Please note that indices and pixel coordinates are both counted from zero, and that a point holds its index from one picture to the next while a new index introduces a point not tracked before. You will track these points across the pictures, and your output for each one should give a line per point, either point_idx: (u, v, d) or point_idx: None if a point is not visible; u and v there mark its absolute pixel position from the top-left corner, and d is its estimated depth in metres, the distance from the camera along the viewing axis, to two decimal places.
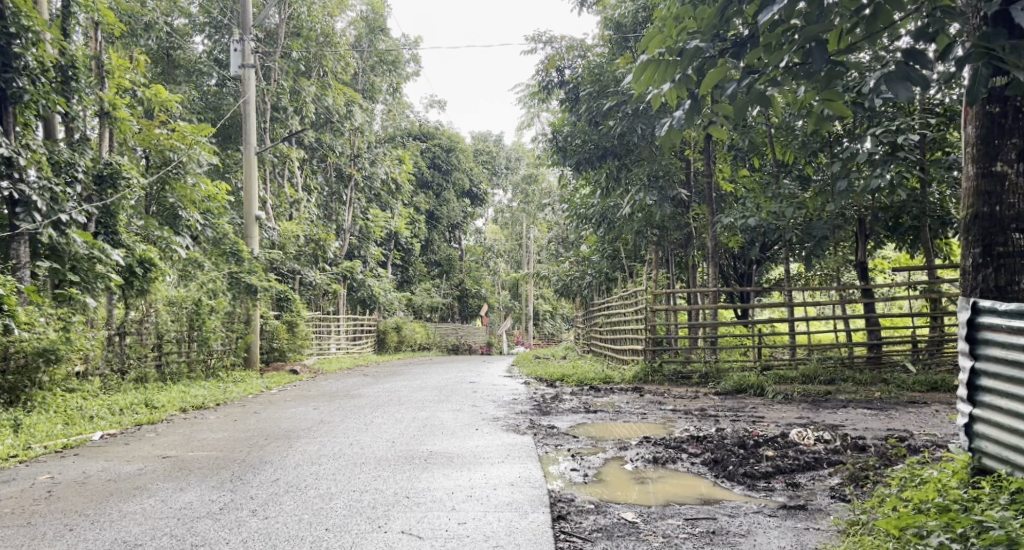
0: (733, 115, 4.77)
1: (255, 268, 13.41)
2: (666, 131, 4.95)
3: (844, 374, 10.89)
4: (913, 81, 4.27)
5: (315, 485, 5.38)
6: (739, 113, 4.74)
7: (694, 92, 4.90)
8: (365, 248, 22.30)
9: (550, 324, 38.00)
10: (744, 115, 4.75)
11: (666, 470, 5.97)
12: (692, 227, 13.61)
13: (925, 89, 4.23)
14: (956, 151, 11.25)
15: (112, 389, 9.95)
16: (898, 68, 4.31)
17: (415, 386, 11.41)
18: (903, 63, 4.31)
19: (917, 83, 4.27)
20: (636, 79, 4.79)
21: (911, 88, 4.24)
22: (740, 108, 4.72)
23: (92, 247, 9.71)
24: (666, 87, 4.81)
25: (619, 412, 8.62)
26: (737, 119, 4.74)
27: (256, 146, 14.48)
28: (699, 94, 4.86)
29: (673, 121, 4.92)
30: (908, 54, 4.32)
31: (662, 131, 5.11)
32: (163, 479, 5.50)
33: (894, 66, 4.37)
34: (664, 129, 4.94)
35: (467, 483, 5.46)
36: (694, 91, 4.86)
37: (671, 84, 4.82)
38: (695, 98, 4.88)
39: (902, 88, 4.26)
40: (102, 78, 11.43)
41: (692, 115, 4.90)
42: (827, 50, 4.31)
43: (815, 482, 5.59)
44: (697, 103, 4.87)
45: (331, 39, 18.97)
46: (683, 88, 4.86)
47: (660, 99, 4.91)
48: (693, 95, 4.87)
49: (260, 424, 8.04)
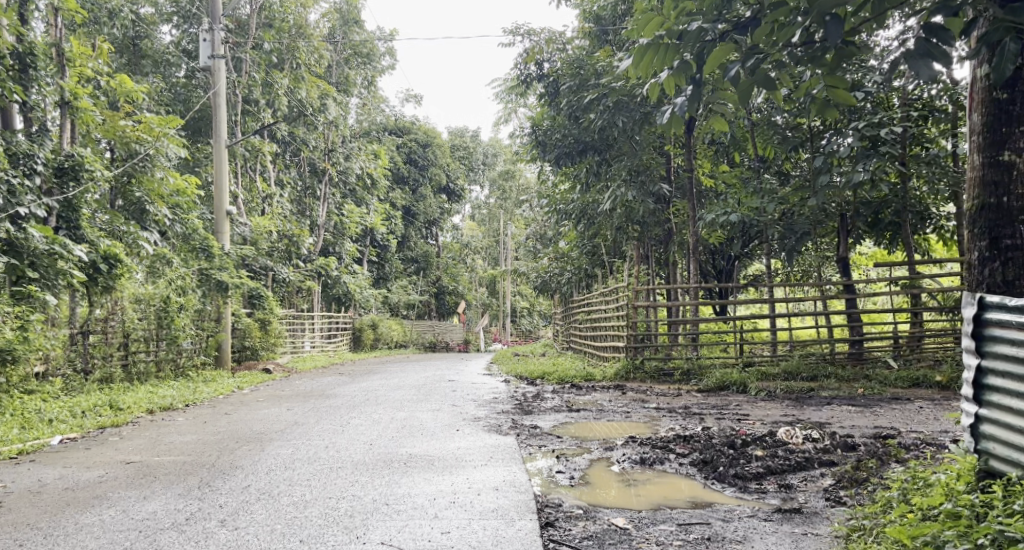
0: (737, 96, 4.58)
1: (226, 265, 13.07)
2: (666, 119, 4.77)
3: (827, 370, 10.75)
4: (935, 58, 4.15)
5: (288, 492, 5.11)
6: (744, 94, 4.56)
7: (696, 78, 4.72)
8: (340, 244, 21.92)
9: (528, 321, 37.77)
10: (749, 97, 4.56)
11: (655, 472, 5.77)
12: (672, 223, 13.44)
13: (947, 67, 4.12)
14: (936, 147, 11.19)
15: (74, 390, 9.58)
16: (918, 45, 4.18)
17: (391, 385, 11.13)
18: (923, 40, 4.18)
19: (939, 60, 4.15)
20: (633, 66, 4.66)
21: (933, 66, 4.13)
22: (745, 89, 4.54)
23: (53, 242, 9.36)
24: (666, 75, 4.69)
25: (602, 411, 8.41)
26: (741, 101, 4.56)
27: (227, 138, 14.08)
28: (701, 79, 4.66)
29: (674, 108, 4.73)
30: (928, 29, 4.18)
31: (663, 118, 4.94)
32: (125, 488, 5.20)
33: (913, 42, 4.23)
34: (664, 117, 4.77)
35: (449, 489, 5.22)
36: (695, 77, 4.68)
37: (670, 71, 4.70)
38: (697, 83, 4.67)
39: (923, 67, 4.15)
40: (63, 66, 11.07)
41: (694, 102, 4.67)
42: (843, 25, 4.12)
43: (807, 483, 5.41)
44: (699, 88, 4.66)
45: (305, 30, 18.62)
46: (683, 75, 4.72)
47: (658, 88, 4.78)
48: (695, 81, 4.67)
49: (231, 426, 7.74)
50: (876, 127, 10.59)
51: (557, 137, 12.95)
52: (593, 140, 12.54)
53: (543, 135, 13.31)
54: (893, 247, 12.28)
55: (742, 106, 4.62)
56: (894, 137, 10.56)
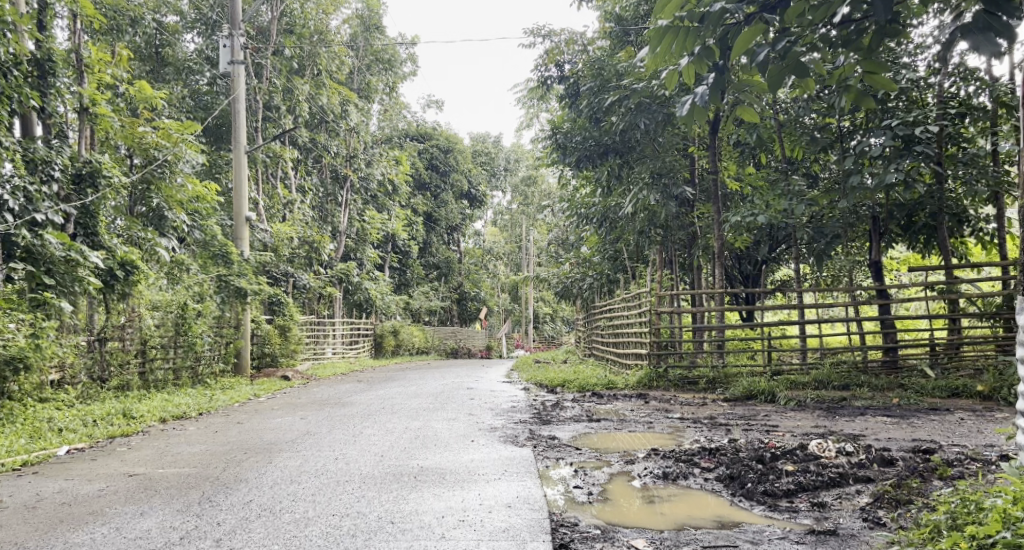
0: (766, 83, 4.37)
1: (245, 271, 12.77)
2: (688, 108, 4.57)
3: (859, 379, 10.37)
4: (995, 32, 4.17)
5: (291, 508, 4.89)
6: (774, 80, 4.35)
7: (718, 64, 4.48)
8: (362, 250, 21.75)
9: (551, 327, 37.45)
10: (780, 83, 4.35)
11: (679, 488, 5.47)
12: (696, 227, 13.07)
13: (1009, 40, 4.15)
14: (972, 146, 10.80)
15: (89, 398, 9.45)
16: (978, 18, 4.19)
17: (408, 392, 10.87)
18: (983, 13, 4.19)
19: (999, 32, 4.17)
20: (652, 51, 4.37)
21: (995, 40, 4.15)
22: (776, 76, 4.33)
23: (70, 248, 9.20)
24: (685, 62, 4.43)
25: (624, 421, 8.10)
26: (770, 88, 4.35)
27: (246, 144, 13.89)
28: (724, 65, 4.44)
29: (697, 96, 4.52)
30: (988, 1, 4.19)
31: (682, 111, 4.69)
32: (124, 502, 5.00)
33: (971, 15, 4.24)
34: (685, 107, 4.56)
35: (459, 505, 4.96)
36: (717, 63, 4.43)
37: (690, 58, 4.44)
38: (720, 70, 4.45)
39: (984, 41, 4.17)
40: (81, 71, 10.92)
41: (716, 90, 4.47)
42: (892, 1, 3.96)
43: (842, 501, 5.10)
44: (722, 76, 4.44)
45: (326, 36, 18.54)
46: (704, 61, 4.46)
47: (678, 75, 4.53)
48: (718, 68, 4.44)
49: (241, 435, 7.52)
50: (910, 125, 10.25)
51: (578, 140, 12.66)
52: (615, 142, 12.26)
53: (563, 139, 13.02)
54: (927, 251, 11.87)
55: (772, 93, 4.41)
56: (930, 136, 10.25)
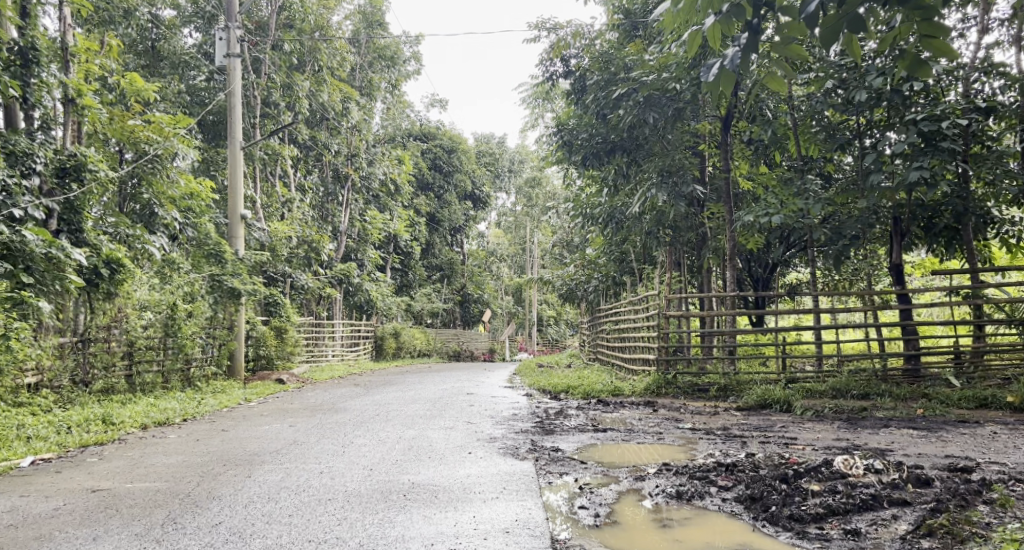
0: (820, 36, 4.10)
1: (239, 270, 12.33)
2: (717, 73, 4.38)
3: (879, 388, 9.86)
4: None
5: (263, 533, 4.51)
6: (829, 35, 4.10)
7: (750, 24, 4.33)
8: (363, 251, 21.24)
9: (555, 330, 36.82)
10: (834, 36, 4.09)
11: (695, 509, 4.97)
12: (707, 227, 12.55)
13: None
14: (998, 145, 10.21)
15: (69, 403, 8.96)
16: None
17: (406, 398, 10.36)
18: None
19: None
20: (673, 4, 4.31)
21: None
22: (830, 29, 4.08)
23: (50, 246, 8.60)
24: (711, 21, 4.31)
25: (632, 431, 7.58)
26: (824, 43, 4.10)
27: (242, 139, 13.28)
28: (758, 25, 4.30)
29: (727, 59, 4.34)
30: None
31: (710, 81, 4.49)
32: (78, 525, 4.62)
33: None
34: (714, 72, 4.37)
35: (451, 531, 4.55)
36: (749, 21, 4.30)
37: (716, 16, 4.32)
38: (753, 29, 4.30)
39: None
40: (66, 60, 10.22)
41: (749, 52, 4.32)
42: None
43: (878, 529, 4.64)
44: (755, 35, 4.29)
45: (326, 31, 18.03)
46: (733, 20, 4.33)
47: (703, 38, 4.38)
48: (751, 27, 4.31)
49: (222, 445, 7.00)
50: (935, 120, 9.69)
51: (584, 137, 12.18)
52: (623, 139, 11.78)
53: (569, 135, 12.53)
54: (948, 254, 11.25)
55: (823, 51, 4.15)
56: (955, 132, 9.64)
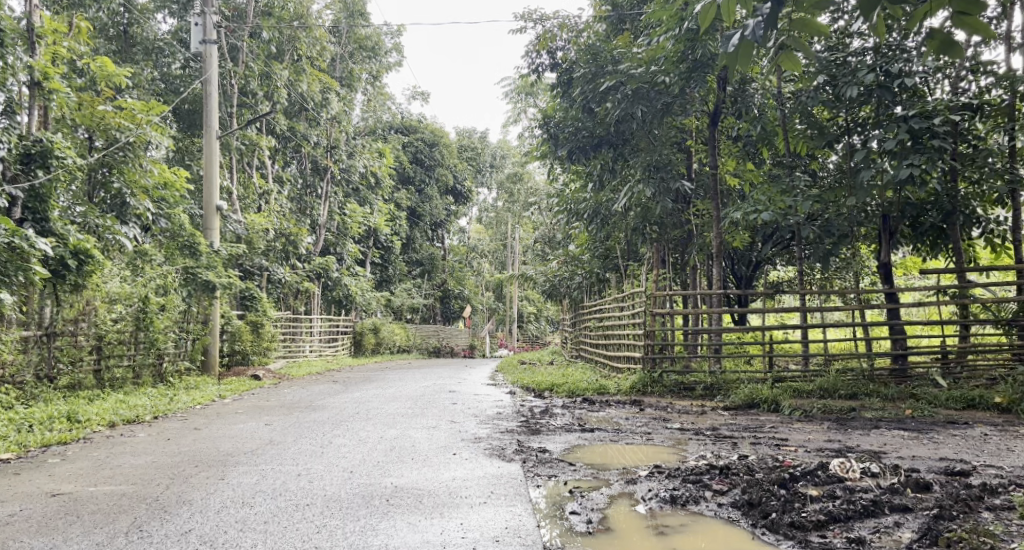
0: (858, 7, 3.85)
1: (214, 263, 11.97)
2: (736, 45, 4.11)
3: (868, 388, 9.73)
4: None
5: (235, 542, 4.24)
6: (868, 7, 3.86)
7: None
8: (343, 245, 20.89)
9: (536, 327, 36.59)
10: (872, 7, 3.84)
11: (690, 515, 4.76)
12: (693, 224, 12.37)
13: None
14: (987, 143, 10.09)
15: (34, 399, 8.62)
16: None
17: (386, 396, 10.08)
18: None
19: None
20: None
21: None
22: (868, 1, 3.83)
23: (13, 234, 8.20)
24: None
25: (619, 432, 7.36)
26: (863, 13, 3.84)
27: (219, 127, 12.88)
28: None
29: (747, 31, 4.08)
30: None
31: (726, 53, 4.23)
32: (34, 533, 4.33)
33: None
34: (734, 44, 4.11)
35: (437, 540, 4.30)
36: None
37: None
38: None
39: None
40: (32, 42, 9.82)
41: (771, 23, 4.05)
42: None
43: (882, 537, 4.45)
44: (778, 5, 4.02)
45: (306, 20, 17.66)
46: None
47: (720, 11, 4.08)
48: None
49: (194, 445, 6.70)
50: (926, 117, 9.54)
51: (570, 131, 11.96)
52: (609, 133, 11.56)
53: (555, 129, 12.29)
54: (934, 253, 11.12)
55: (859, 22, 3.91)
56: (945, 129, 9.49)
